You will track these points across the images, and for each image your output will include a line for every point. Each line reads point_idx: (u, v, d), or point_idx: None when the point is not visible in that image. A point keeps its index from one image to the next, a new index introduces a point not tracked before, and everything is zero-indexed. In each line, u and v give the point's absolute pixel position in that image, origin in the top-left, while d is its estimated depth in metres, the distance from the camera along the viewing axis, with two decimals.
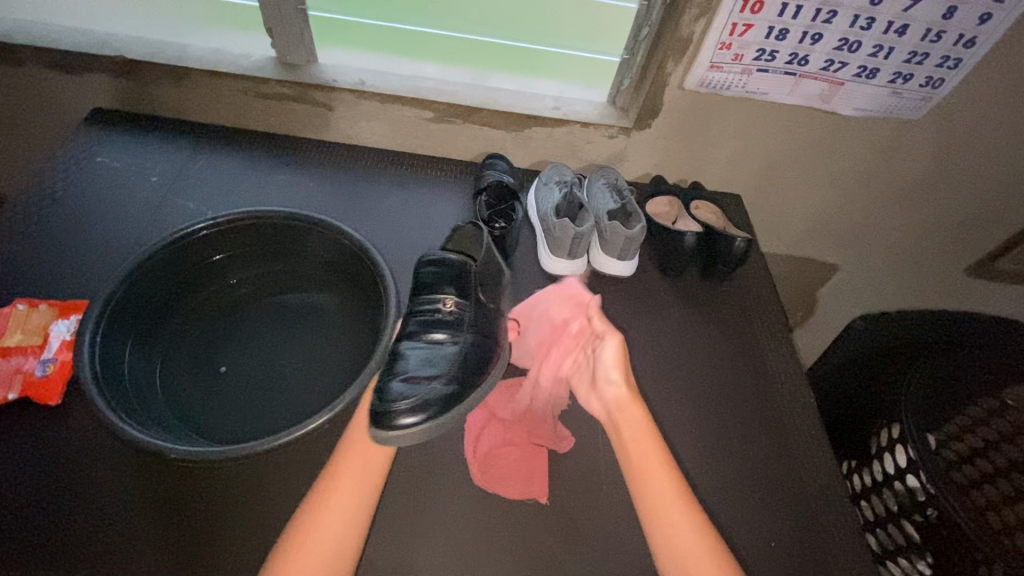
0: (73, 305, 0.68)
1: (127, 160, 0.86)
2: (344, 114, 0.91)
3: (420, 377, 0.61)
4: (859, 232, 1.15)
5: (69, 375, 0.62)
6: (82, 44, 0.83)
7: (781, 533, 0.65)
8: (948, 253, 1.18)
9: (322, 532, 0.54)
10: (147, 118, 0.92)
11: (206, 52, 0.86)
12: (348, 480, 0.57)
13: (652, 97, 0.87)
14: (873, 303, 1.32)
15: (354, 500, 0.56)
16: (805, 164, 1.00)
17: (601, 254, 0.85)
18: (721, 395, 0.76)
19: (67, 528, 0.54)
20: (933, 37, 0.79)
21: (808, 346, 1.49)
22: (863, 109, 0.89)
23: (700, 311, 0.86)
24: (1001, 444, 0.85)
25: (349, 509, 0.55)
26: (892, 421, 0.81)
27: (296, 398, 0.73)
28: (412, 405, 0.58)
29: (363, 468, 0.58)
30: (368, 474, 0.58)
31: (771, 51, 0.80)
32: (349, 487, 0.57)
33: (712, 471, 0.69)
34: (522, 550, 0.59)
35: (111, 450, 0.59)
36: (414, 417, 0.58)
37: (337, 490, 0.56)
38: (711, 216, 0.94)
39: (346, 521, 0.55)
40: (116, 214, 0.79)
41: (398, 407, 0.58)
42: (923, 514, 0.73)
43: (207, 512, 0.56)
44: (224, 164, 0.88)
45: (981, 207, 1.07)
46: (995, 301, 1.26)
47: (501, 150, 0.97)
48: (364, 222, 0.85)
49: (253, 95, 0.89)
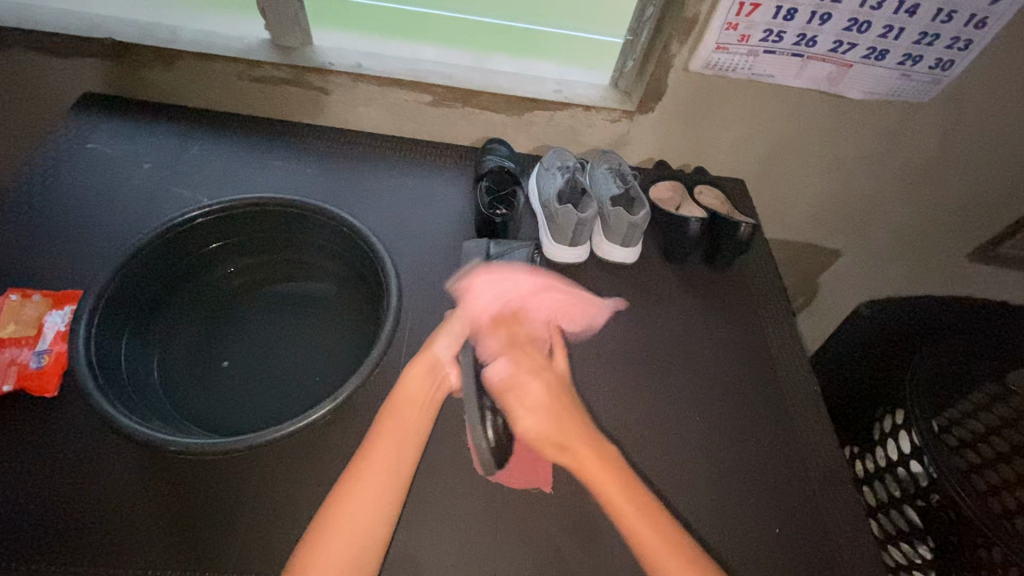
0: (67, 296, 0.68)
1: (120, 147, 0.85)
2: (341, 98, 0.90)
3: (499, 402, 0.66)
4: (862, 216, 1.13)
5: (63, 367, 0.62)
6: (71, 27, 0.82)
7: (780, 523, 0.65)
8: (953, 238, 1.16)
9: (351, 520, 0.55)
10: (142, 104, 0.91)
11: (200, 34, 0.85)
12: (377, 473, 0.59)
13: (655, 80, 0.85)
14: (875, 287, 1.31)
15: (383, 492, 0.58)
16: (810, 148, 0.98)
17: (604, 240, 0.85)
18: (722, 384, 0.76)
19: (65, 519, 0.54)
20: (945, 17, 0.77)
21: (810, 331, 1.48)
22: (871, 92, 0.87)
23: (703, 298, 0.85)
24: (1003, 429, 0.86)
25: (374, 499, 0.57)
26: (897, 407, 0.81)
27: (295, 391, 0.74)
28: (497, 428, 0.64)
29: (392, 460, 0.60)
30: (399, 465, 0.60)
31: (778, 32, 0.78)
32: (379, 478, 0.58)
33: (714, 458, 0.69)
34: (525, 542, 0.59)
35: (110, 442, 0.59)
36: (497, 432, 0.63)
37: (367, 480, 0.58)
38: (714, 202, 0.93)
39: (374, 512, 0.56)
40: (109, 203, 0.79)
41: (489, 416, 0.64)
42: (926, 499, 0.73)
43: (211, 502, 0.57)
44: (218, 149, 0.87)
45: (988, 190, 1.05)
46: (999, 287, 1.24)
47: (501, 134, 0.95)
48: (362, 208, 0.84)
49: (249, 80, 0.87)
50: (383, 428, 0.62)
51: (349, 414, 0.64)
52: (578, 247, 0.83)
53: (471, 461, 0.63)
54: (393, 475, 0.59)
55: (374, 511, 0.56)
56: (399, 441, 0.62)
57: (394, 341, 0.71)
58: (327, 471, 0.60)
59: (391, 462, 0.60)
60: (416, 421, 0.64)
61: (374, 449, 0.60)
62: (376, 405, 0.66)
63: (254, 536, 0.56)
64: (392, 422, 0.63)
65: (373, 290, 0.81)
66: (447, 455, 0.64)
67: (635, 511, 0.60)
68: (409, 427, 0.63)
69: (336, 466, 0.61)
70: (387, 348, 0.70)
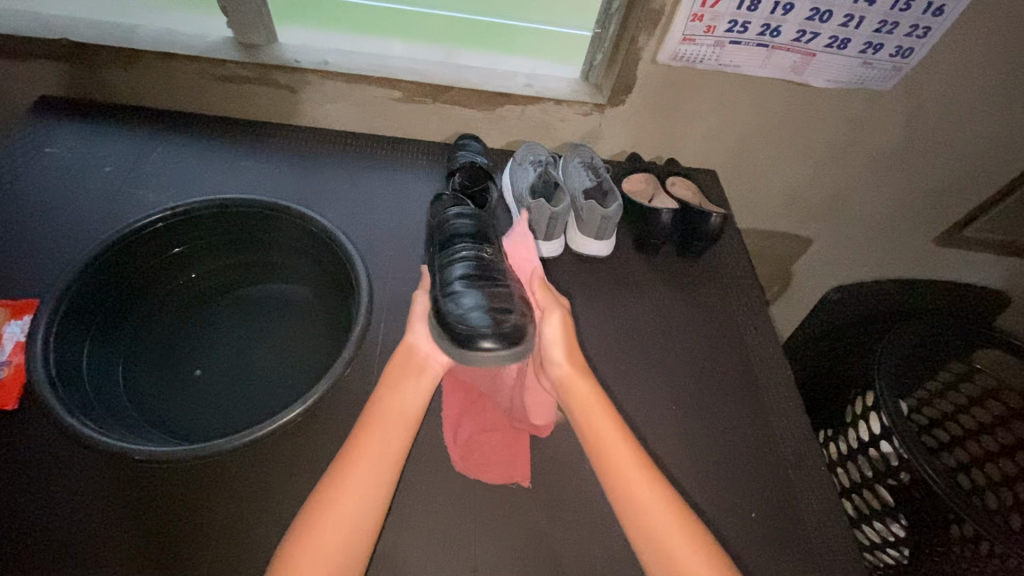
0: (25, 305, 0.66)
1: (79, 150, 0.83)
2: (309, 96, 0.88)
3: (494, 311, 0.62)
4: (832, 204, 1.15)
5: (24, 379, 0.60)
6: (23, 27, 0.79)
7: (756, 507, 0.66)
8: (919, 223, 1.19)
9: (336, 517, 0.53)
10: (100, 105, 0.88)
11: (160, 33, 0.83)
12: (364, 465, 0.56)
13: (625, 73, 0.86)
14: (847, 275, 1.34)
15: (372, 484, 0.56)
16: (779, 137, 0.99)
17: (578, 233, 0.85)
18: (697, 373, 0.77)
19: (28, 535, 0.53)
20: (904, 5, 0.78)
21: (785, 320, 1.50)
22: (835, 80, 0.89)
23: (678, 288, 0.86)
24: (970, 407, 0.89)
25: (363, 493, 0.55)
26: (866, 389, 0.82)
27: (268, 394, 0.73)
28: (495, 333, 0.59)
29: (381, 451, 0.58)
30: (387, 449, 0.58)
31: (743, 22, 0.79)
32: (367, 470, 0.56)
33: (690, 445, 0.70)
34: (505, 537, 0.59)
35: (74, 455, 0.57)
36: (498, 340, 0.59)
37: (354, 474, 0.55)
38: (687, 193, 0.94)
39: (362, 503, 0.54)
40: (69, 208, 0.76)
41: (481, 332, 0.59)
42: (897, 478, 0.75)
43: (182, 510, 0.56)
44: (181, 151, 0.85)
45: (951, 176, 1.08)
46: (965, 271, 1.28)
47: (474, 130, 0.95)
48: (331, 206, 0.83)
49: (213, 79, 0.85)
50: (375, 413, 0.61)
51: (322, 416, 0.64)
52: (552, 240, 0.83)
53: (448, 459, 0.63)
54: (383, 466, 0.57)
55: (360, 501, 0.54)
56: (390, 429, 0.60)
57: (367, 340, 0.71)
58: (300, 476, 0.59)
59: (378, 452, 0.57)
60: (409, 404, 0.62)
61: (363, 441, 0.58)
62: (350, 405, 0.65)
63: (226, 544, 0.55)
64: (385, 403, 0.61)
65: (345, 289, 0.80)
66: (424, 455, 0.63)
67: (652, 497, 0.56)
68: (398, 416, 0.61)
69: (311, 467, 0.60)
70: (360, 348, 0.69)
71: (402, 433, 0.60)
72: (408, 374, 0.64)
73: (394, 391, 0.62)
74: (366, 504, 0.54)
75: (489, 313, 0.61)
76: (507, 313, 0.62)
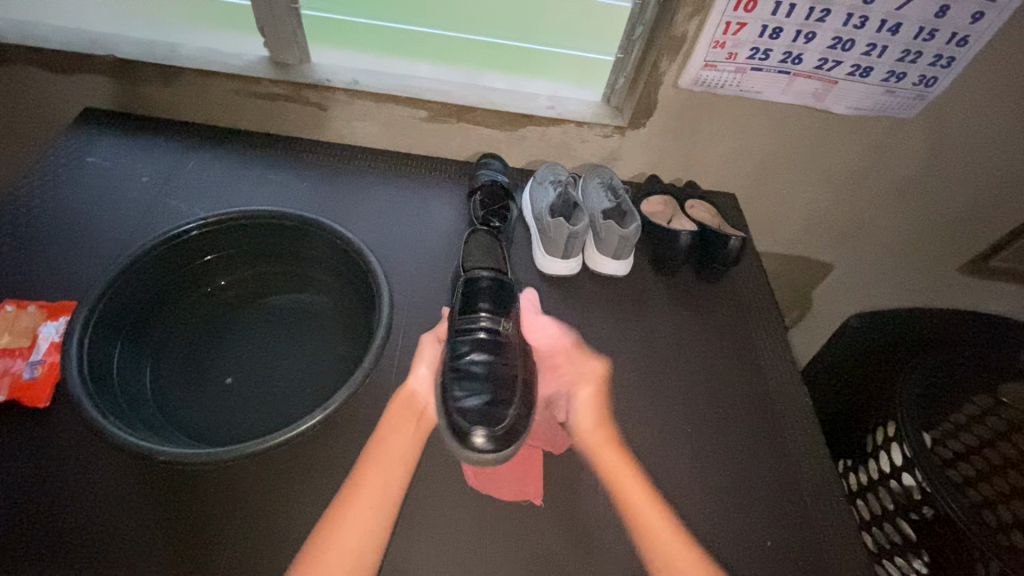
0: (62, 307, 0.69)
1: (118, 160, 0.86)
2: (338, 114, 0.91)
3: (495, 405, 0.65)
4: (852, 230, 1.15)
5: (57, 378, 0.63)
6: (73, 44, 0.83)
7: (770, 535, 0.65)
8: (943, 252, 1.18)
9: (333, 553, 0.56)
10: (141, 119, 0.92)
11: (200, 51, 0.86)
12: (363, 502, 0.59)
13: (645, 96, 0.87)
14: (868, 303, 1.32)
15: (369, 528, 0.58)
16: (799, 163, 1.00)
17: (596, 253, 0.85)
18: (712, 397, 0.76)
19: (49, 533, 0.54)
20: (927, 36, 0.78)
21: (803, 345, 1.49)
22: (856, 108, 0.89)
23: (695, 310, 0.86)
24: (996, 442, 0.86)
25: (362, 531, 0.58)
26: (888, 419, 0.81)
27: (285, 401, 0.74)
28: (482, 423, 0.63)
29: (376, 503, 0.60)
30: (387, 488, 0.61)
31: (765, 50, 0.80)
32: (362, 513, 0.59)
33: (702, 470, 0.69)
34: (516, 554, 0.59)
35: (102, 452, 0.59)
36: (488, 438, 0.63)
37: (348, 522, 0.58)
38: (706, 215, 0.94)
39: (357, 555, 0.56)
40: (107, 215, 0.80)
41: (472, 427, 0.63)
42: (919, 512, 0.73)
43: (200, 510, 0.57)
44: (213, 164, 0.88)
45: (975, 206, 1.07)
46: (990, 302, 1.25)
47: (495, 150, 0.97)
48: (355, 220, 0.85)
49: (248, 95, 0.89)
50: (373, 452, 0.63)
51: (339, 425, 0.65)
52: (570, 259, 0.84)
53: (461, 473, 0.63)
54: (376, 510, 0.59)
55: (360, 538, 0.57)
56: (387, 468, 0.62)
57: (385, 352, 0.72)
58: (315, 485, 0.60)
59: (372, 506, 0.59)
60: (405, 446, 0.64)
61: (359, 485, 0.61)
62: (368, 416, 0.66)
63: (242, 548, 0.56)
64: (382, 445, 0.64)
65: (366, 302, 0.82)
66: (438, 468, 0.63)
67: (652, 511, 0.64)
68: (396, 454, 0.64)
69: (326, 476, 0.61)
70: (378, 359, 0.70)
71: (396, 485, 0.62)
72: (400, 431, 0.65)
73: (392, 437, 0.65)
74: (365, 546, 0.57)
75: (483, 406, 0.65)
76: (501, 403, 0.66)
